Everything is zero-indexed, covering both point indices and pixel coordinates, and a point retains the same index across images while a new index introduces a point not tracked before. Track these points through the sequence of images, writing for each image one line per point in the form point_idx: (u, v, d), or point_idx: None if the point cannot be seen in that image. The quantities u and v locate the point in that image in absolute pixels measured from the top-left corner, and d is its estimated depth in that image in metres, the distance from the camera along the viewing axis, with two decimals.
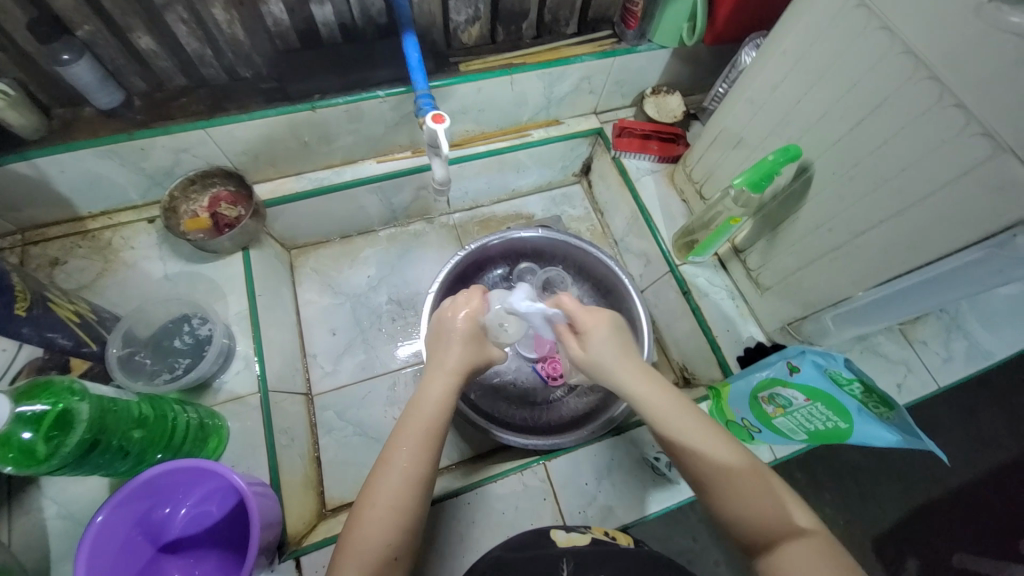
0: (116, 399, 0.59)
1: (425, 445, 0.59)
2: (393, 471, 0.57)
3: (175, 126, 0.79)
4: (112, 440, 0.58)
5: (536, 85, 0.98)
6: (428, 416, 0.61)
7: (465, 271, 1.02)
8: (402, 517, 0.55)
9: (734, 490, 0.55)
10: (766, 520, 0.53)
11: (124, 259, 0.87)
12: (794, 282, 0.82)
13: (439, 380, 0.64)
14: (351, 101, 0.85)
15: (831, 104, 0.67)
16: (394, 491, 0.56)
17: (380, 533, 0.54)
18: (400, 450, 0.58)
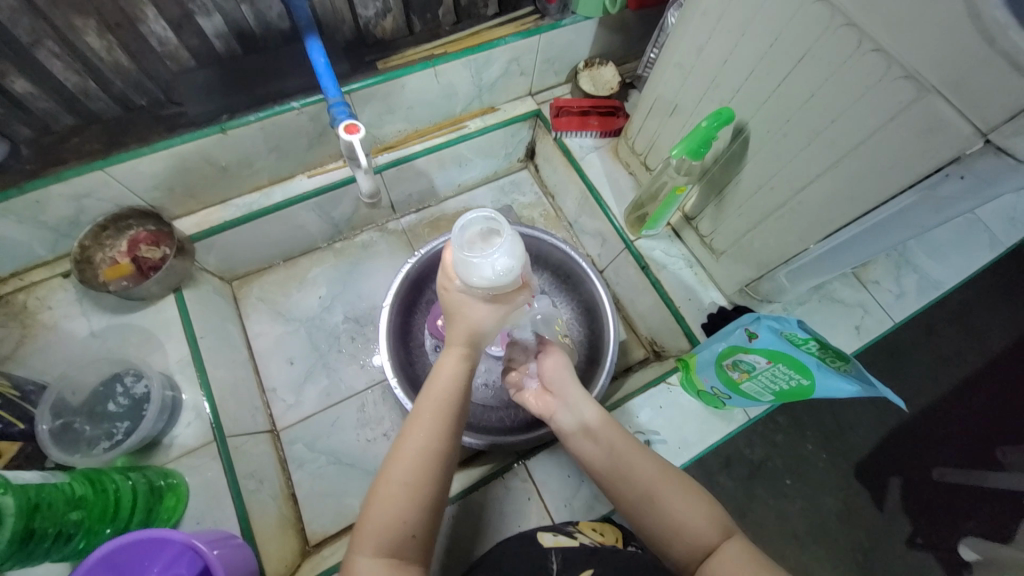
0: (45, 484, 0.54)
1: (443, 421, 0.53)
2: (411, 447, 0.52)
3: (70, 171, 0.72)
4: (47, 527, 0.53)
5: (462, 74, 0.93)
6: (448, 392, 0.54)
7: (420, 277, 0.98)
8: (419, 492, 0.51)
9: (679, 502, 0.57)
10: (700, 530, 0.54)
11: (44, 322, 0.80)
12: (746, 243, 0.81)
13: (452, 351, 0.56)
14: (263, 117, 0.79)
15: (757, 62, 0.65)
16: (414, 468, 0.51)
17: (396, 514, 0.49)
18: (420, 425, 0.53)
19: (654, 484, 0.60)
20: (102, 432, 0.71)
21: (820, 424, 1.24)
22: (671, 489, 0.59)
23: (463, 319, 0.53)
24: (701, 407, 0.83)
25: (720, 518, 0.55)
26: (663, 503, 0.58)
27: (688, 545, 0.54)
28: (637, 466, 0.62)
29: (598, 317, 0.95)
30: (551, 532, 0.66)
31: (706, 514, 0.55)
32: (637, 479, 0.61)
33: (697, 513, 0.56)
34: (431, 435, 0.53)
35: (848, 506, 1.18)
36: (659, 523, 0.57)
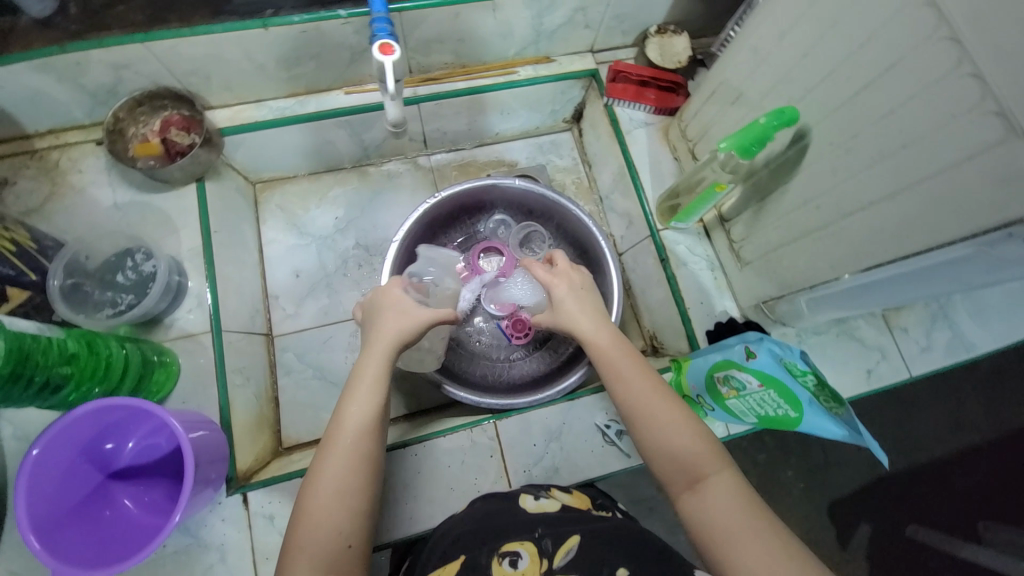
0: (40, 336, 0.59)
1: (358, 433, 0.56)
2: (328, 469, 0.54)
3: (110, 39, 0.72)
4: (33, 374, 0.58)
5: (522, 14, 0.87)
6: (361, 398, 0.58)
7: (437, 218, 0.96)
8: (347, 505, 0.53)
9: (672, 430, 0.57)
10: (695, 457, 0.55)
11: (73, 183, 0.82)
12: (774, 259, 0.76)
13: (370, 362, 0.60)
14: (308, 20, 0.76)
15: (839, 62, 0.58)
16: (337, 485, 0.53)
17: (329, 525, 0.52)
18: (339, 447, 0.55)
19: (657, 411, 0.58)
20: (108, 301, 0.74)
21: (804, 455, 1.21)
22: (667, 416, 0.58)
23: (387, 328, 0.63)
24: None
25: (716, 445, 0.56)
26: (653, 427, 0.58)
27: (682, 467, 0.55)
28: (639, 387, 0.60)
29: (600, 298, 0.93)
30: (531, 496, 0.67)
31: (701, 442, 0.56)
32: (640, 402, 0.59)
33: (695, 441, 0.56)
34: (348, 465, 0.54)
35: (809, 539, 1.18)
36: (648, 440, 0.58)
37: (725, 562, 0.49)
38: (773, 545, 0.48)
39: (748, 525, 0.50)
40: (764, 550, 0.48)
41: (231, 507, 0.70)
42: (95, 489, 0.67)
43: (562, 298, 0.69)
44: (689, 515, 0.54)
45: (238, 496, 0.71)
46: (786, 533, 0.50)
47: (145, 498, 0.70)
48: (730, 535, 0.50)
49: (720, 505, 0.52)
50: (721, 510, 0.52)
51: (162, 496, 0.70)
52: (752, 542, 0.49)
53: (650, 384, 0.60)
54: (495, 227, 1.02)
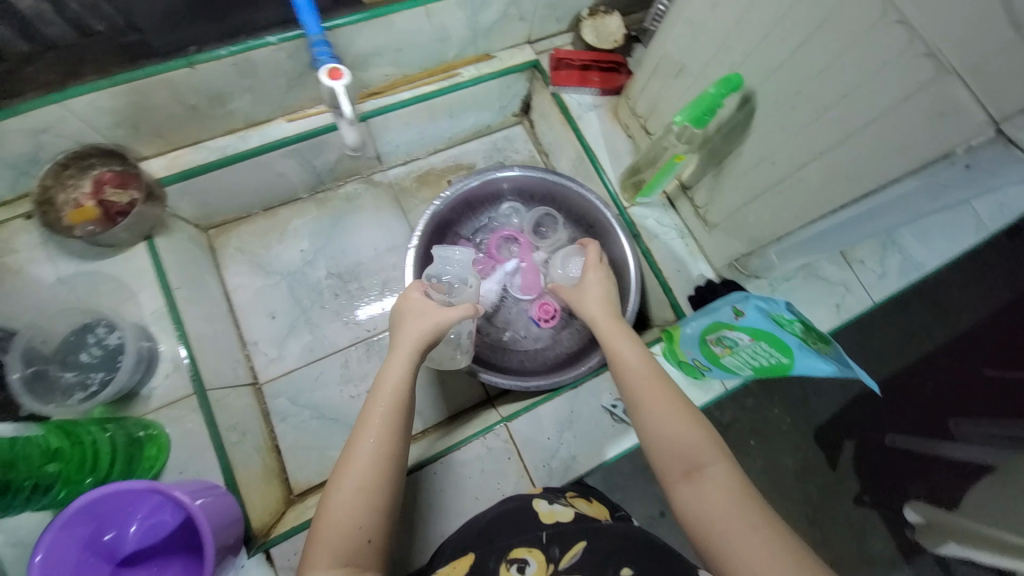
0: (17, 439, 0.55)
1: (389, 424, 0.56)
2: (362, 451, 0.54)
3: (25, 104, 0.66)
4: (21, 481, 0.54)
5: (457, 15, 0.86)
6: (389, 394, 0.58)
7: (448, 217, 0.97)
8: (374, 499, 0.52)
9: (671, 420, 0.58)
10: (693, 447, 0.56)
11: (7, 265, 0.75)
12: (740, 218, 0.80)
13: (399, 355, 0.62)
14: (236, 51, 0.72)
15: (774, 25, 0.61)
16: (370, 468, 0.53)
17: (354, 511, 0.51)
18: (370, 433, 0.55)
19: (655, 399, 0.60)
20: (79, 384, 0.69)
21: (789, 393, 1.29)
22: (666, 405, 0.59)
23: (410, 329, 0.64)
24: (680, 376, 0.84)
25: (715, 439, 0.57)
26: (652, 417, 0.59)
27: (678, 458, 0.56)
28: (641, 381, 0.62)
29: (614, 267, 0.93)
30: (545, 500, 0.65)
31: (701, 433, 0.57)
32: (638, 393, 0.62)
33: (692, 431, 0.57)
34: (377, 458, 0.54)
35: (807, 469, 1.25)
36: (647, 429, 0.59)
37: (721, 545, 0.50)
38: (765, 533, 0.49)
39: (742, 516, 0.50)
40: (755, 535, 0.49)
41: (254, 568, 0.68)
42: None
43: (591, 283, 0.76)
44: (683, 503, 0.54)
45: (260, 555, 0.68)
46: (781, 524, 0.50)
47: None
48: (724, 524, 0.50)
49: (716, 492, 0.53)
50: (716, 498, 0.52)
51: (179, 573, 0.67)
52: (746, 531, 0.49)
53: (648, 375, 0.63)
54: (507, 215, 1.01)
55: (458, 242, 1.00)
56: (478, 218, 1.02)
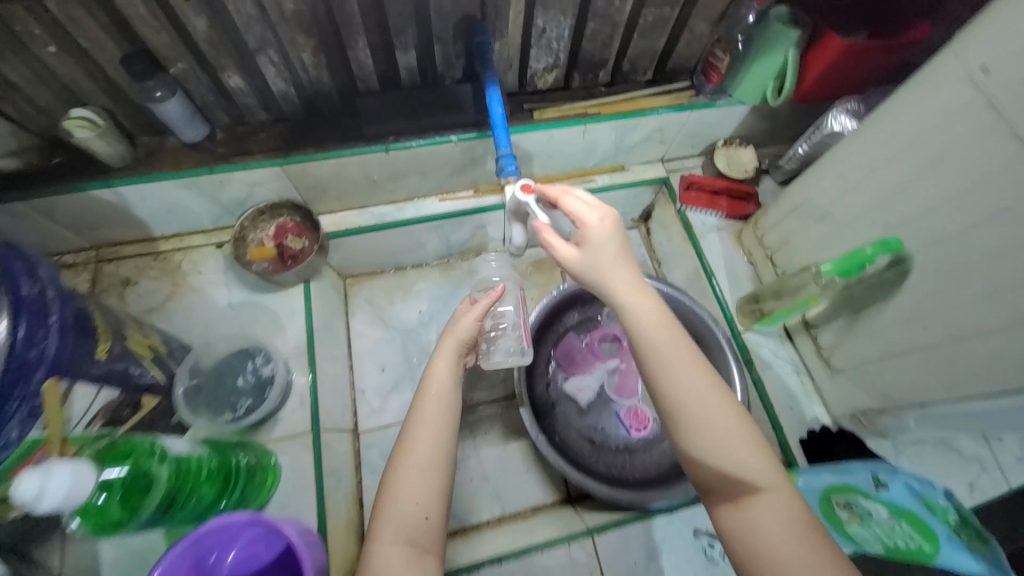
0: (191, 457, 0.57)
1: (435, 415, 0.65)
2: (417, 436, 0.64)
3: (254, 162, 0.81)
4: (183, 499, 0.56)
5: (608, 135, 0.96)
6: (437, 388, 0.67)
7: (557, 310, 1.02)
8: (426, 480, 0.61)
9: (721, 440, 0.53)
10: (740, 467, 0.52)
11: (192, 284, 0.89)
12: (873, 371, 0.77)
13: (446, 355, 0.71)
14: (424, 144, 0.85)
15: (942, 202, 0.62)
16: (422, 450, 0.62)
17: (418, 490, 0.60)
18: (422, 422, 0.65)
19: (696, 399, 0.54)
20: (227, 403, 0.77)
21: None
22: (718, 425, 0.54)
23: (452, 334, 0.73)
24: None
25: (763, 446, 0.54)
26: (697, 432, 0.54)
27: (725, 480, 0.53)
28: (681, 375, 0.55)
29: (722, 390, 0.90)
30: None
31: (749, 449, 0.53)
32: (671, 373, 0.55)
33: (737, 439, 0.53)
34: (429, 444, 0.63)
35: None
36: (689, 450, 0.55)
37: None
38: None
39: (797, 552, 0.48)
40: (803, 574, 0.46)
41: None
42: None
43: (600, 237, 0.59)
44: (730, 526, 0.52)
45: None
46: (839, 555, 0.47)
47: None
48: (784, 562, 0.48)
49: (765, 530, 0.50)
50: (770, 537, 0.49)
51: None
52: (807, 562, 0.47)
53: (699, 381, 0.55)
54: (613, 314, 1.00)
55: (560, 330, 1.02)
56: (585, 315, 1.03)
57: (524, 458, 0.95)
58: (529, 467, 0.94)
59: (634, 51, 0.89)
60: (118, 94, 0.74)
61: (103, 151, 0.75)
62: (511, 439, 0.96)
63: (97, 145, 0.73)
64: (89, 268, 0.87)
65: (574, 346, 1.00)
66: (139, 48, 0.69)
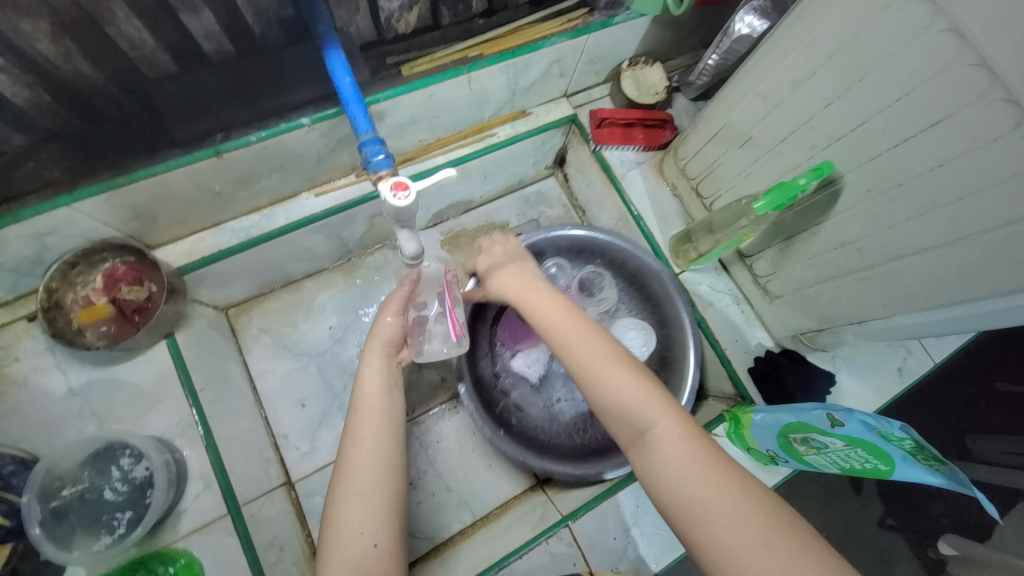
0: None
1: (376, 430, 0.58)
2: (358, 456, 0.56)
3: (27, 210, 0.58)
4: None
5: (498, 79, 0.80)
6: (370, 394, 0.60)
7: None
8: (376, 498, 0.54)
9: (618, 386, 0.53)
10: (639, 409, 0.52)
11: (8, 376, 0.67)
12: (810, 296, 0.75)
13: (373, 358, 0.64)
14: (267, 136, 0.66)
15: (873, 114, 0.56)
16: (365, 472, 0.55)
17: (366, 515, 0.53)
18: (362, 436, 0.57)
19: (587, 355, 0.55)
20: (102, 524, 0.62)
21: None
22: (611, 373, 0.54)
23: (379, 335, 0.65)
24: (749, 461, 0.79)
25: (660, 392, 0.53)
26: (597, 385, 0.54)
27: (625, 422, 0.52)
28: (580, 344, 0.57)
29: (670, 335, 0.88)
30: None
31: (648, 391, 0.53)
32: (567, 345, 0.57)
33: (634, 389, 0.53)
34: (372, 451, 0.56)
35: None
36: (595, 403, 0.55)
37: (682, 525, 0.47)
38: (719, 499, 0.46)
39: (700, 481, 0.47)
40: (703, 493, 0.46)
41: None
42: None
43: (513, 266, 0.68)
44: (638, 469, 0.52)
45: None
46: (734, 474, 0.47)
47: None
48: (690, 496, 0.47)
49: (667, 465, 0.49)
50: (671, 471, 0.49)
51: None
52: (706, 485, 0.47)
53: (593, 343, 0.57)
54: (554, 273, 0.91)
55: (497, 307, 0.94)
56: None
57: (484, 455, 0.89)
58: (491, 463, 0.88)
59: None
60: None
61: None
62: (466, 439, 0.89)
63: None
64: None
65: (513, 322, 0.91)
66: None
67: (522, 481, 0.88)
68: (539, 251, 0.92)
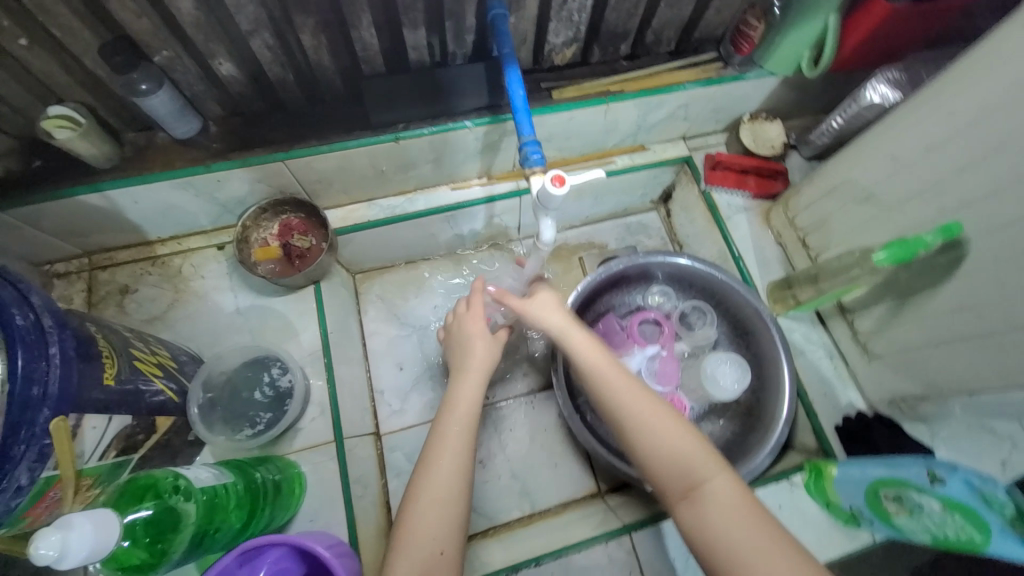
0: (216, 488, 0.53)
1: (462, 442, 0.63)
2: (441, 463, 0.61)
3: (253, 158, 0.74)
4: (214, 532, 0.52)
5: (630, 113, 0.89)
6: (460, 410, 0.65)
7: (599, 290, 0.97)
8: (451, 511, 0.59)
9: (664, 439, 0.56)
10: (693, 464, 0.55)
11: (195, 290, 0.83)
12: (916, 359, 0.74)
13: (468, 377, 0.68)
14: (437, 131, 0.79)
15: (1008, 183, 0.58)
16: (445, 481, 0.60)
17: (440, 522, 0.58)
18: (449, 441, 0.62)
19: (638, 406, 0.58)
20: (245, 419, 0.74)
21: None
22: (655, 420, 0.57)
23: (479, 348, 0.70)
24: (828, 522, 0.76)
25: (711, 451, 0.56)
26: (646, 435, 0.57)
27: (677, 475, 0.55)
28: (625, 395, 0.59)
29: (767, 381, 0.88)
30: None
31: (699, 449, 0.56)
32: (614, 395, 0.60)
33: (687, 445, 0.56)
34: (455, 464, 0.61)
35: None
36: (642, 451, 0.57)
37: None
38: (772, 559, 0.48)
39: (755, 537, 0.50)
40: (757, 551, 0.49)
41: None
42: None
43: (545, 304, 0.67)
44: (687, 523, 0.54)
45: None
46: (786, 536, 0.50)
47: None
48: (741, 554, 0.49)
49: (717, 521, 0.51)
50: (718, 527, 0.51)
51: None
52: (760, 543, 0.49)
53: (638, 394, 0.59)
54: (656, 299, 0.99)
55: (600, 312, 1.00)
56: (631, 298, 1.01)
57: (551, 453, 0.93)
58: (557, 462, 0.92)
59: (660, 21, 0.83)
60: (97, 87, 0.67)
61: (87, 152, 0.68)
62: (537, 435, 0.94)
63: (80, 146, 0.67)
64: (82, 277, 0.82)
65: (614, 326, 0.95)
66: (121, 36, 0.62)
67: (585, 485, 0.91)
68: (649, 274, 0.99)
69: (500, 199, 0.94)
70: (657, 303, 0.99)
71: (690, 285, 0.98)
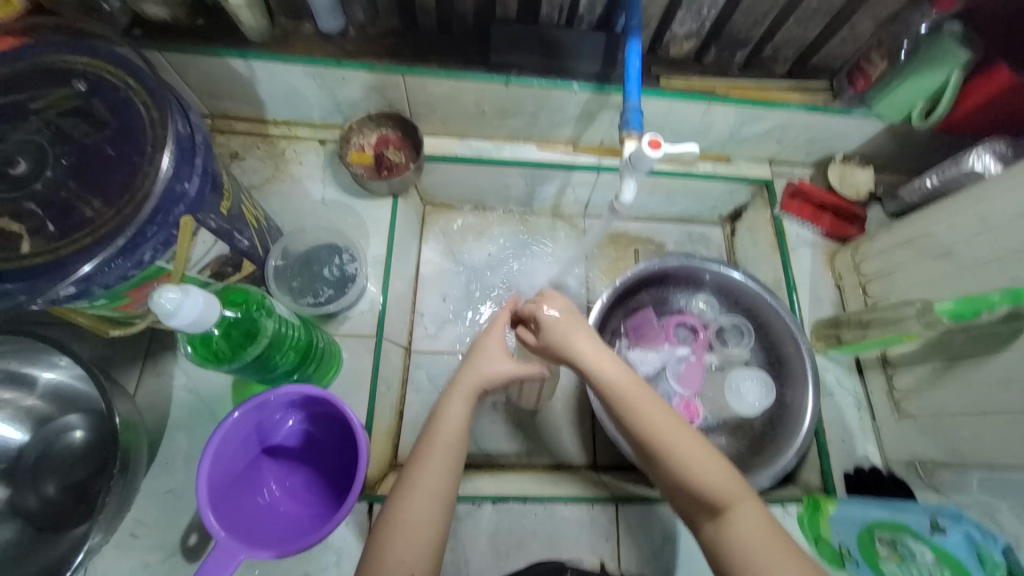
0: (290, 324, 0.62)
1: (442, 465, 0.59)
2: (415, 495, 0.57)
3: (379, 65, 0.81)
4: (275, 358, 0.61)
5: (728, 119, 0.92)
6: (450, 428, 0.61)
7: (645, 282, 0.99)
8: (423, 534, 0.56)
9: (691, 466, 0.54)
10: (720, 490, 0.53)
11: (292, 172, 0.92)
12: (947, 424, 0.74)
13: (458, 397, 0.64)
14: (545, 86, 0.83)
15: None
16: (420, 509, 0.57)
17: (412, 553, 0.54)
18: (427, 471, 0.59)
19: (664, 434, 0.55)
20: (310, 289, 0.82)
21: None
22: (683, 443, 0.55)
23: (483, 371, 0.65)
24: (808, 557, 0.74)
25: (740, 477, 0.54)
26: (674, 461, 0.54)
27: (701, 499, 0.54)
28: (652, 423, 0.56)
29: (788, 411, 0.89)
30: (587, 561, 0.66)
31: (725, 473, 0.54)
32: (639, 423, 0.56)
33: (715, 472, 0.54)
34: (430, 496, 0.57)
35: None
36: (669, 476, 0.55)
37: None
38: None
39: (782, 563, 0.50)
40: None
41: (356, 511, 0.74)
42: (250, 461, 0.68)
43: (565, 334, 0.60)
44: (712, 542, 0.54)
45: (364, 504, 0.74)
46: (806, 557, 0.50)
47: (286, 480, 0.71)
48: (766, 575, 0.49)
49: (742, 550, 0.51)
50: (744, 555, 0.51)
51: (302, 482, 0.71)
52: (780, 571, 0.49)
53: (663, 416, 0.56)
54: (699, 307, 1.01)
55: (641, 304, 1.01)
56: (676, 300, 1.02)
57: (559, 416, 0.96)
58: (563, 425, 0.96)
59: (783, 37, 0.85)
60: None
61: (247, 21, 0.76)
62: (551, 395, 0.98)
63: (244, 14, 0.74)
64: None
65: (650, 320, 0.97)
66: None
67: (583, 454, 0.94)
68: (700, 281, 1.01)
69: (579, 169, 0.98)
70: (699, 311, 1.01)
71: (737, 303, 1.00)
